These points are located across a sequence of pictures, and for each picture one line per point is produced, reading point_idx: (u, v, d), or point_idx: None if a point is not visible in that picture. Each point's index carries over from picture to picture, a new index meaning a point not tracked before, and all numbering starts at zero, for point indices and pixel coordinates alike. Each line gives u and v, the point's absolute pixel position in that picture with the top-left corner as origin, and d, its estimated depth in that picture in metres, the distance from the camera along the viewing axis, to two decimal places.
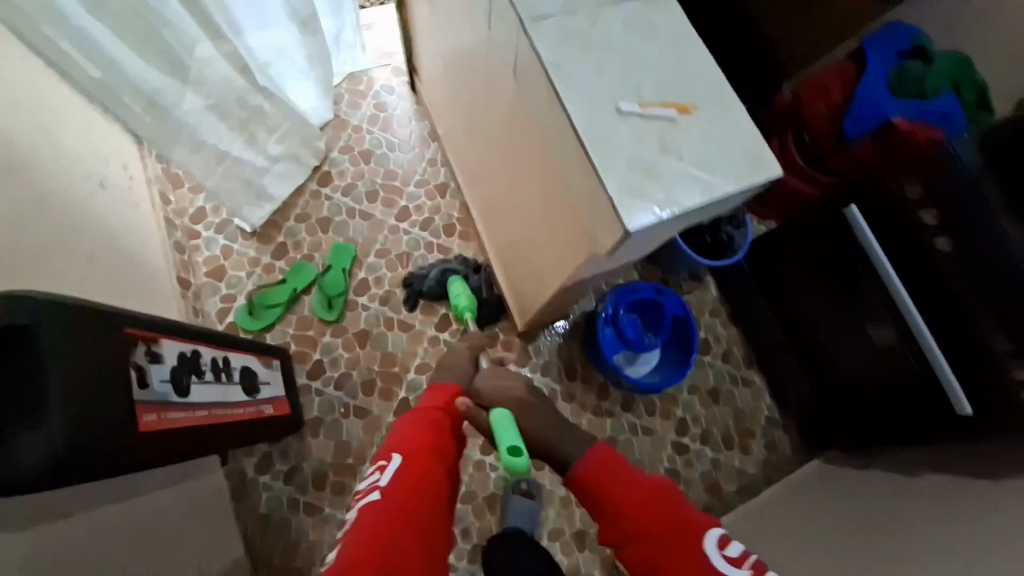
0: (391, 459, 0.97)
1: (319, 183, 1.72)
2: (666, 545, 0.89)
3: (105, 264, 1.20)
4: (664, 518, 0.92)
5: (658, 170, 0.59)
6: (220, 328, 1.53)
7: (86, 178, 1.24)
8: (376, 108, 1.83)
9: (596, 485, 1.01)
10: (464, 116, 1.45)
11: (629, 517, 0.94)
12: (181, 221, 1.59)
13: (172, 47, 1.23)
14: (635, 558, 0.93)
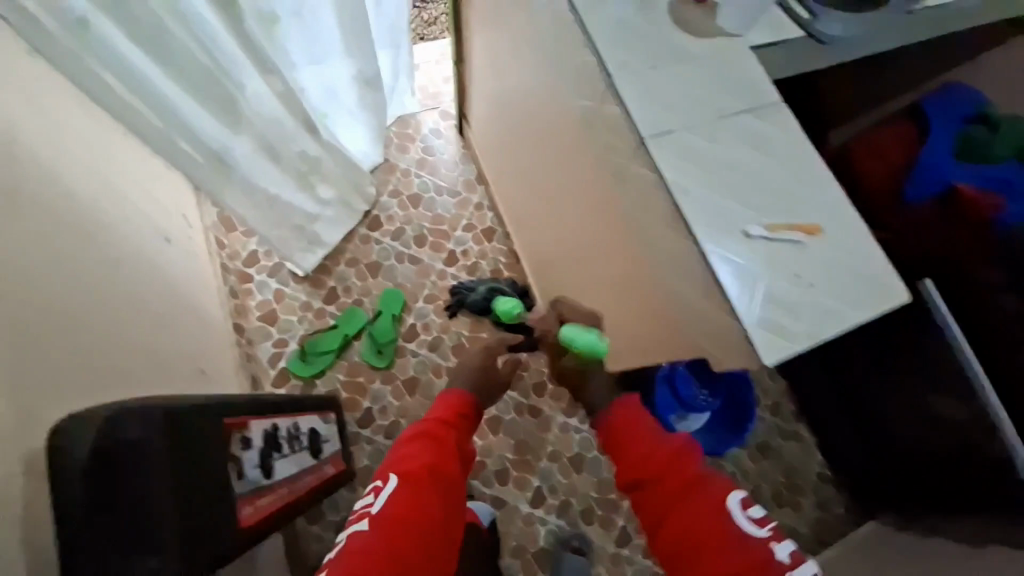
0: (384, 479, 0.92)
1: (368, 227, 1.74)
2: (690, 499, 0.86)
3: (170, 322, 1.21)
4: (692, 474, 0.89)
5: (793, 305, 0.60)
6: (272, 374, 1.54)
7: (156, 235, 1.25)
8: (424, 151, 1.86)
9: (624, 435, 0.99)
10: (517, 173, 1.47)
11: (657, 465, 0.91)
12: (234, 264, 1.61)
13: (233, 97, 1.14)
14: (653, 510, 0.89)
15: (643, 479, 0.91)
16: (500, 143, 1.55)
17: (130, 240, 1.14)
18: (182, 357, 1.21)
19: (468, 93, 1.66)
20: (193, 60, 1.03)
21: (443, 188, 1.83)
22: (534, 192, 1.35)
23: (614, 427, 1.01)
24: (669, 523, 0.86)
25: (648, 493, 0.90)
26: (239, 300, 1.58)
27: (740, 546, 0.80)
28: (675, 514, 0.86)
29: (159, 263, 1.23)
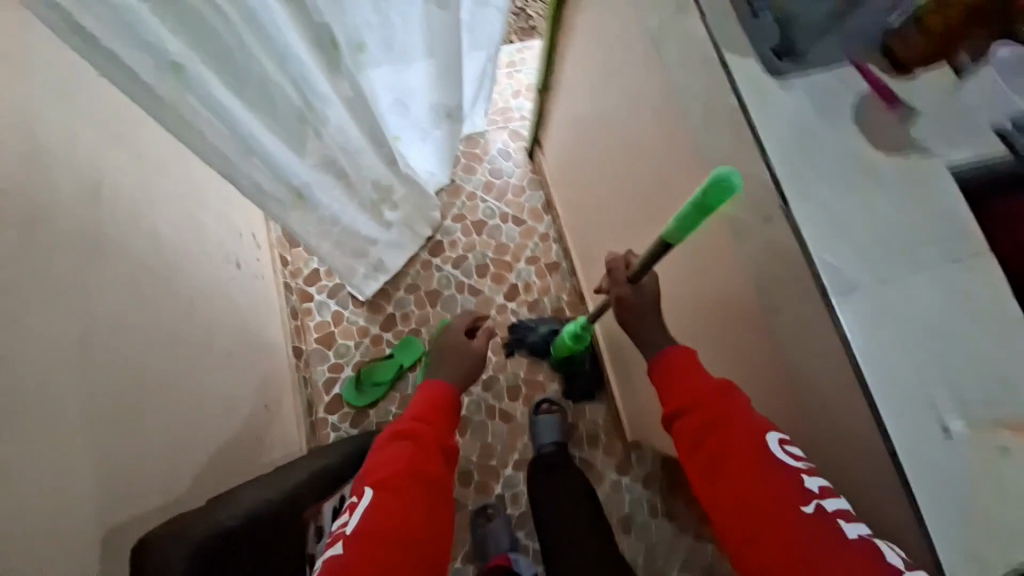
0: (361, 491, 0.91)
1: (429, 253, 1.70)
2: (730, 432, 0.75)
3: (240, 355, 1.20)
4: (734, 406, 0.77)
5: (1000, 524, 0.53)
6: (326, 400, 1.54)
7: (230, 264, 1.24)
8: (491, 174, 1.78)
9: (668, 367, 0.85)
10: (593, 218, 1.38)
11: (696, 395, 0.80)
12: (295, 282, 1.61)
13: (303, 126, 1.02)
14: (688, 439, 0.80)
15: (681, 409, 0.81)
16: (578, 180, 1.44)
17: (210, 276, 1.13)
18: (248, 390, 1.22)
19: (549, 121, 1.56)
20: (285, 103, 0.96)
21: (509, 215, 1.74)
22: (611, 247, 1.26)
23: (661, 368, 0.85)
24: (704, 452, 0.77)
25: (684, 421, 0.80)
26: (299, 321, 1.58)
27: (772, 482, 0.71)
28: (712, 445, 0.76)
29: (234, 296, 1.23)
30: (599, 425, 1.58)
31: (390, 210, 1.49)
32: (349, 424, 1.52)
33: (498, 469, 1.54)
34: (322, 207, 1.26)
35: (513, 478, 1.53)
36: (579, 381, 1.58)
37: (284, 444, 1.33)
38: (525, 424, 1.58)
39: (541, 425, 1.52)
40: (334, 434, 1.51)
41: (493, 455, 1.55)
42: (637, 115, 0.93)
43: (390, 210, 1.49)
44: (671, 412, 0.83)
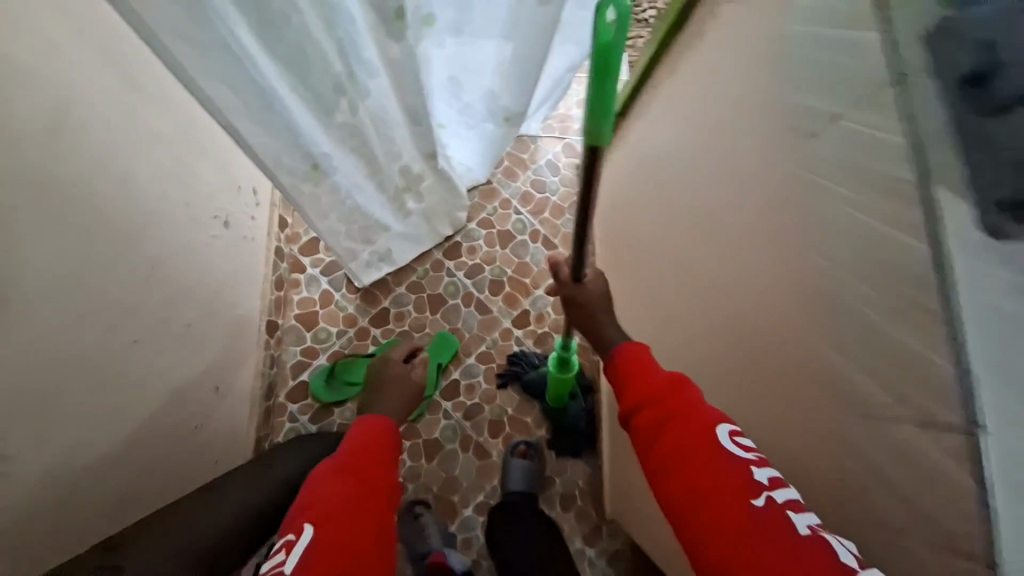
0: (299, 528, 0.73)
1: (444, 253, 1.53)
2: (678, 422, 0.66)
3: (198, 324, 1.06)
4: (683, 395, 0.68)
5: None
6: (291, 385, 1.38)
7: (207, 216, 1.09)
8: (532, 184, 1.61)
9: (623, 362, 0.77)
10: (629, 270, 1.22)
11: (647, 387, 0.71)
12: (290, 249, 1.47)
13: (326, 92, 0.90)
14: (638, 434, 0.69)
15: (632, 402, 0.71)
16: (623, 222, 1.29)
17: (170, 224, 0.98)
18: (204, 365, 1.08)
19: (615, 146, 1.40)
20: (325, 71, 0.86)
21: (540, 235, 1.57)
22: (647, 315, 1.11)
23: (615, 362, 0.77)
24: (653, 446, 0.67)
25: (636, 416, 0.70)
26: (285, 292, 1.43)
27: (720, 474, 0.60)
28: (660, 436, 0.66)
29: (202, 253, 1.08)
30: (577, 486, 1.42)
31: (414, 200, 1.32)
32: (309, 419, 1.36)
33: (456, 508, 1.37)
34: (335, 182, 1.09)
35: (472, 522, 1.36)
36: (570, 435, 1.43)
37: (233, 430, 1.19)
38: (498, 465, 1.40)
39: (516, 471, 1.36)
40: (289, 426, 1.35)
41: (455, 491, 1.38)
42: (719, 197, 0.77)
43: (414, 200, 1.32)
44: (624, 408, 0.73)
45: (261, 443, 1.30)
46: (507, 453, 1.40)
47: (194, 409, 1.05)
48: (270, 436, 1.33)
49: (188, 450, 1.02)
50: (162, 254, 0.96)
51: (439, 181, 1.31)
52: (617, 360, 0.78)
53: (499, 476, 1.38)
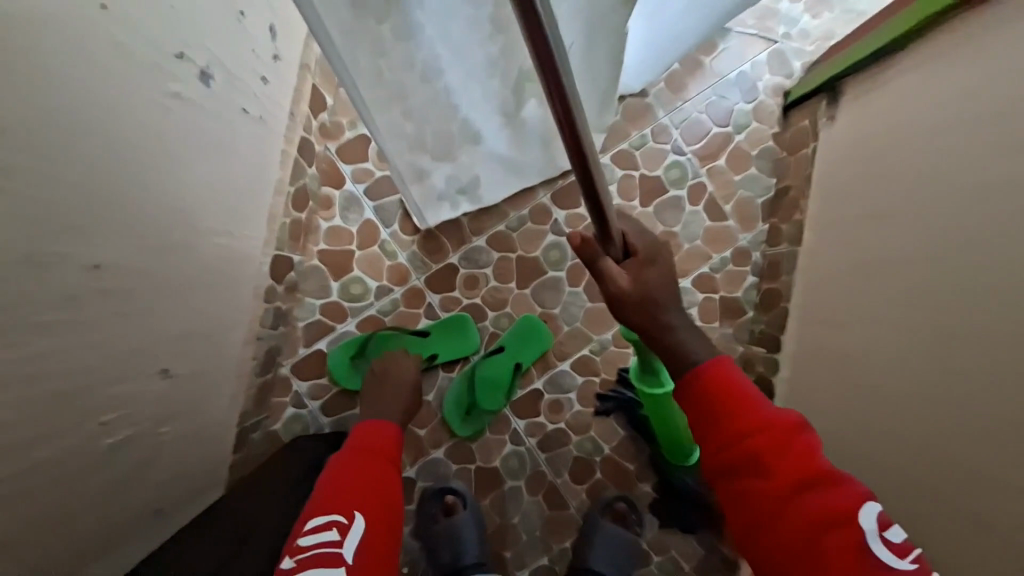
0: (352, 511, 0.64)
1: (552, 198, 0.98)
2: (799, 497, 0.49)
3: (155, 261, 0.58)
4: (804, 459, 0.50)
5: None
6: (304, 353, 0.95)
7: (167, 54, 0.55)
8: (708, 109, 1.02)
9: (711, 396, 0.55)
10: (919, 303, 0.66)
11: (751, 439, 0.51)
12: (323, 148, 0.95)
13: None
14: (729, 496, 0.53)
15: (726, 457, 0.52)
16: (917, 210, 0.69)
17: (78, 58, 0.44)
18: (161, 336, 0.61)
19: (920, 61, 0.73)
20: None
21: (704, 194, 1.01)
22: (963, 408, 0.57)
23: (697, 386, 0.56)
24: (758, 522, 0.50)
25: (731, 477, 0.52)
26: (310, 214, 0.94)
27: None
28: (771, 515, 0.49)
29: (160, 136, 0.56)
30: (681, 569, 0.96)
31: (537, 100, 0.74)
32: (323, 404, 0.95)
33: (506, 568, 0.95)
34: (407, 88, 0.64)
35: None
36: (689, 508, 0.95)
37: (212, 424, 0.77)
38: (577, 520, 0.96)
39: (607, 545, 0.90)
40: (293, 410, 0.95)
41: (509, 546, 0.96)
42: None
43: (537, 98, 0.73)
44: (708, 460, 0.55)
45: (251, 434, 0.89)
46: (594, 507, 0.95)
47: (148, 409, 0.61)
48: (266, 422, 0.93)
49: (126, 479, 0.60)
50: (54, 130, 0.43)
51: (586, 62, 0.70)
52: (699, 389, 0.56)
53: (575, 540, 0.94)
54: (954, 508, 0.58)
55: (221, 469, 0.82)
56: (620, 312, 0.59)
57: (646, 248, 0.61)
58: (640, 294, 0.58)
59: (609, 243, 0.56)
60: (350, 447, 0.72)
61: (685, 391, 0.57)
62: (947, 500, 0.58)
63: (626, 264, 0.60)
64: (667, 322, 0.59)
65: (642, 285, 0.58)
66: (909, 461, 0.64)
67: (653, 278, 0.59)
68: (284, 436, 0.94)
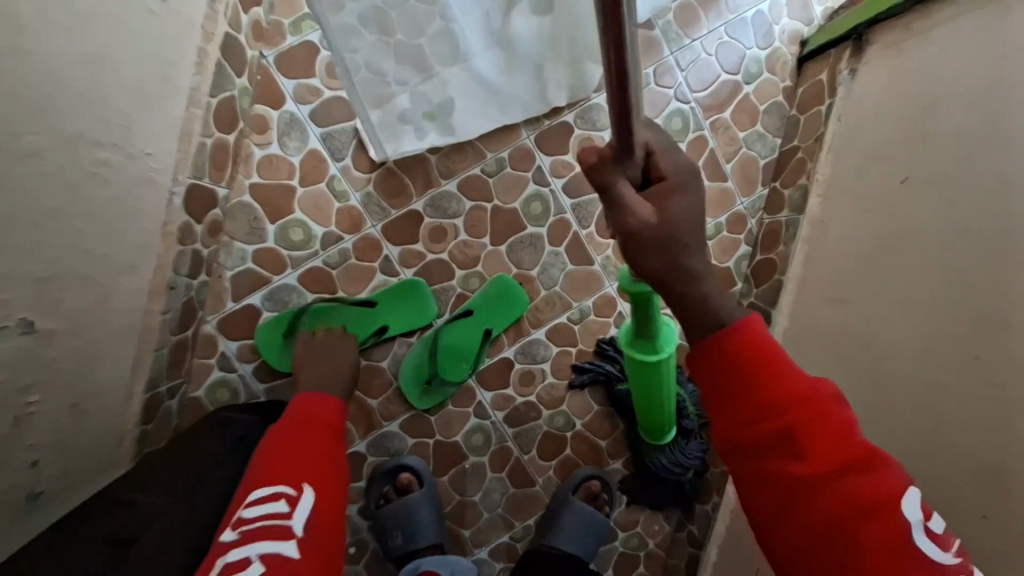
0: (302, 483, 0.55)
1: (537, 142, 0.85)
2: (835, 484, 0.40)
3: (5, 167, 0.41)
4: (840, 438, 0.41)
5: None
6: (233, 308, 0.80)
7: None
8: (718, 51, 0.92)
9: (735, 362, 0.44)
10: (946, 285, 0.58)
11: (781, 413, 0.42)
12: (257, 54, 0.77)
13: None
14: (747, 481, 0.43)
15: (749, 435, 0.43)
16: (954, 179, 0.60)
17: None
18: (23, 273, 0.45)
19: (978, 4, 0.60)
20: None
21: (705, 148, 0.92)
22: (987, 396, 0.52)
23: (720, 350, 0.44)
24: (782, 511, 0.42)
25: (751, 458, 0.43)
26: (238, 135, 0.77)
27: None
28: (801, 502, 0.41)
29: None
30: (648, 546, 0.91)
31: (528, 7, 0.73)
32: (256, 367, 0.81)
33: (464, 546, 0.88)
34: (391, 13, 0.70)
35: (484, 568, 0.88)
36: (663, 487, 0.90)
37: (106, 391, 0.62)
38: (544, 498, 0.89)
39: (574, 524, 0.84)
40: (218, 373, 0.80)
41: (469, 523, 0.88)
42: None
43: (531, 11, 0.73)
44: (723, 438, 0.45)
45: (165, 402, 0.74)
46: (564, 486, 0.88)
47: (3, 376, 0.46)
48: (185, 388, 0.78)
49: None
50: None
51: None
52: (720, 354, 0.45)
53: (542, 517, 0.88)
54: (963, 506, 0.53)
55: (127, 443, 0.68)
56: (631, 252, 0.45)
57: (675, 171, 0.46)
58: (662, 229, 0.44)
59: (631, 164, 0.41)
60: (293, 413, 0.63)
61: (700, 357, 0.46)
62: (954, 497, 0.54)
63: (645, 190, 0.46)
64: (690, 269, 0.45)
65: (666, 219, 0.44)
66: (914, 454, 0.59)
67: (679, 209, 0.44)
68: (208, 403, 0.80)
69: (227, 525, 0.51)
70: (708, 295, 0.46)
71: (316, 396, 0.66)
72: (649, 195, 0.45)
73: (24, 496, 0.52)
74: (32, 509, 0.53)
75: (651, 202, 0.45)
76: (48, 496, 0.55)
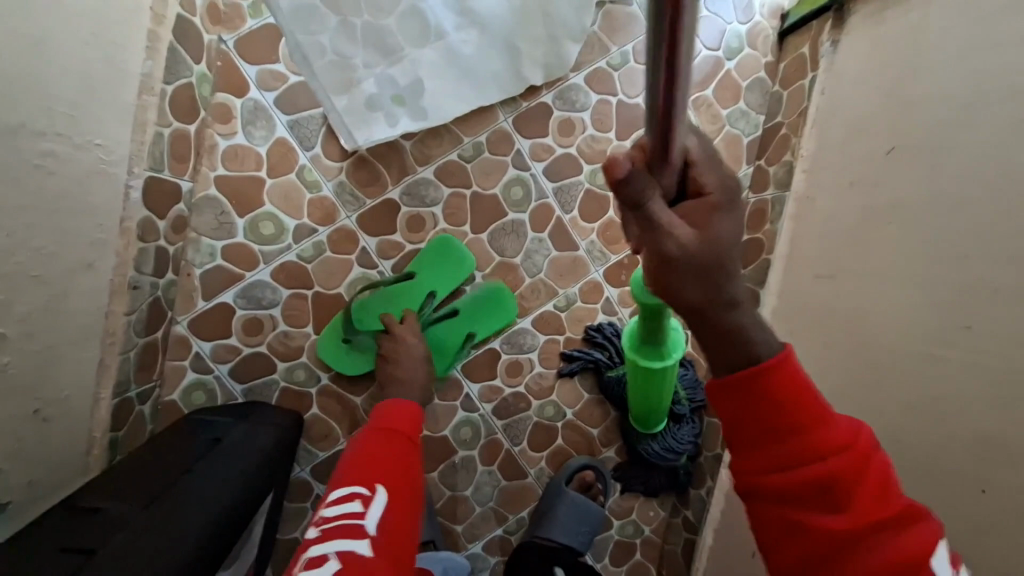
0: (375, 483, 0.53)
1: (514, 124, 0.82)
2: (877, 541, 0.37)
3: None
4: (882, 491, 0.39)
5: None
6: (205, 307, 0.77)
7: None
8: (698, 27, 0.90)
9: (775, 401, 0.40)
10: (935, 254, 0.57)
11: (823, 461, 0.39)
12: (216, 38, 0.73)
13: None
14: (778, 528, 0.40)
15: (784, 481, 0.40)
16: (941, 145, 0.58)
17: None
18: None
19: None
20: None
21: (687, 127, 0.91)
22: (975, 363, 0.51)
23: (756, 392, 0.41)
24: (815, 564, 0.39)
25: (783, 505, 0.40)
26: (200, 125, 0.73)
27: None
28: (835, 560, 0.38)
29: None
30: (644, 534, 0.91)
31: None
32: (232, 367, 0.78)
33: (457, 541, 0.86)
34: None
35: (478, 563, 0.86)
36: (657, 474, 0.88)
37: (69, 397, 0.59)
38: (537, 489, 0.88)
39: (569, 514, 0.82)
40: (192, 375, 0.77)
41: (460, 519, 0.86)
42: None
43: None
44: (752, 480, 0.42)
45: (136, 406, 0.72)
46: (557, 476, 0.86)
47: None
48: (158, 392, 0.75)
49: None
50: None
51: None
52: (760, 390, 0.41)
53: (536, 509, 0.86)
54: (958, 479, 0.52)
55: (96, 452, 0.65)
56: (667, 280, 0.38)
57: (721, 187, 0.38)
58: (706, 256, 0.37)
59: (666, 173, 0.34)
60: (374, 423, 0.61)
61: (729, 394, 0.42)
62: (948, 469, 0.53)
63: (684, 208, 0.38)
64: (733, 299, 0.39)
65: (710, 241, 0.37)
66: (904, 426, 0.58)
67: (725, 232, 0.37)
68: (183, 407, 0.77)
69: (311, 525, 0.51)
70: (747, 326, 0.40)
71: (400, 407, 0.64)
72: (689, 214, 0.38)
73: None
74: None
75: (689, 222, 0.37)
76: (16, 506, 0.52)
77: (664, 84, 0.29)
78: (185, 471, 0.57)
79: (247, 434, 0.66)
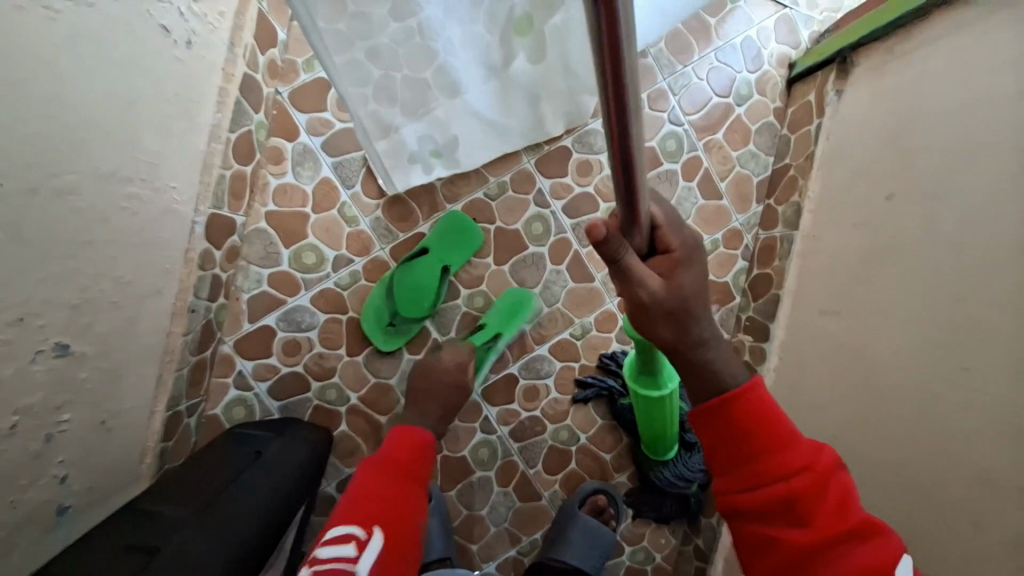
0: (372, 525, 0.55)
1: (537, 165, 0.90)
2: (837, 553, 0.43)
3: (47, 198, 0.45)
4: (841, 507, 0.45)
5: None
6: (249, 329, 0.84)
7: None
8: (710, 75, 0.96)
9: (743, 429, 0.48)
10: (932, 296, 0.61)
11: (785, 480, 0.46)
12: (272, 90, 0.82)
13: None
14: (753, 541, 0.47)
15: (755, 499, 0.46)
16: (939, 192, 0.62)
17: None
18: (62, 298, 0.49)
19: (953, 31, 0.64)
20: None
21: (700, 168, 0.96)
22: (970, 403, 0.54)
23: (724, 418, 0.49)
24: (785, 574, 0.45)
25: (757, 521, 0.47)
26: (255, 166, 0.82)
27: None
28: (800, 569, 0.44)
29: (17, 29, 0.40)
30: (654, 561, 0.92)
31: (527, 55, 0.75)
32: (270, 386, 0.85)
33: (472, 560, 0.89)
34: (381, 47, 0.66)
35: None
36: (668, 502, 0.90)
37: (130, 410, 0.65)
38: (550, 511, 0.91)
39: (582, 536, 0.85)
40: (235, 392, 0.84)
41: (477, 538, 0.90)
42: None
43: (529, 55, 0.75)
44: (729, 500, 0.48)
45: (184, 419, 0.78)
46: (570, 499, 0.89)
47: (41, 396, 0.49)
48: (204, 406, 0.82)
49: (16, 483, 0.48)
50: None
51: (570, 26, 0.72)
52: (730, 420, 0.48)
53: (548, 531, 0.89)
54: (959, 517, 0.54)
55: (148, 460, 0.71)
56: (643, 319, 0.47)
57: (682, 245, 0.47)
58: (672, 302, 0.45)
59: (638, 235, 0.42)
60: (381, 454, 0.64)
61: (702, 421, 0.50)
62: (949, 506, 0.55)
63: (652, 263, 0.46)
64: (700, 337, 0.48)
65: (674, 291, 0.45)
66: (907, 461, 0.60)
67: (687, 283, 0.46)
68: (225, 422, 0.83)
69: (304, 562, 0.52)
70: (712, 360, 0.49)
71: (411, 440, 0.66)
72: (658, 267, 0.47)
73: (52, 511, 0.54)
74: (60, 521, 0.56)
75: (659, 274, 0.46)
76: (76, 510, 0.58)
77: (622, 172, 0.35)
78: (227, 484, 0.62)
79: (282, 448, 0.72)
